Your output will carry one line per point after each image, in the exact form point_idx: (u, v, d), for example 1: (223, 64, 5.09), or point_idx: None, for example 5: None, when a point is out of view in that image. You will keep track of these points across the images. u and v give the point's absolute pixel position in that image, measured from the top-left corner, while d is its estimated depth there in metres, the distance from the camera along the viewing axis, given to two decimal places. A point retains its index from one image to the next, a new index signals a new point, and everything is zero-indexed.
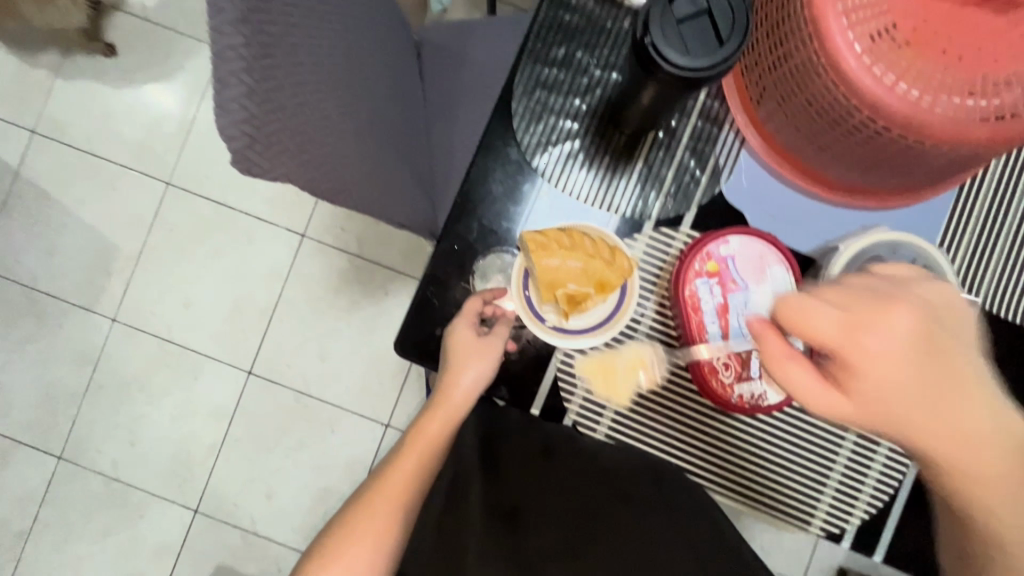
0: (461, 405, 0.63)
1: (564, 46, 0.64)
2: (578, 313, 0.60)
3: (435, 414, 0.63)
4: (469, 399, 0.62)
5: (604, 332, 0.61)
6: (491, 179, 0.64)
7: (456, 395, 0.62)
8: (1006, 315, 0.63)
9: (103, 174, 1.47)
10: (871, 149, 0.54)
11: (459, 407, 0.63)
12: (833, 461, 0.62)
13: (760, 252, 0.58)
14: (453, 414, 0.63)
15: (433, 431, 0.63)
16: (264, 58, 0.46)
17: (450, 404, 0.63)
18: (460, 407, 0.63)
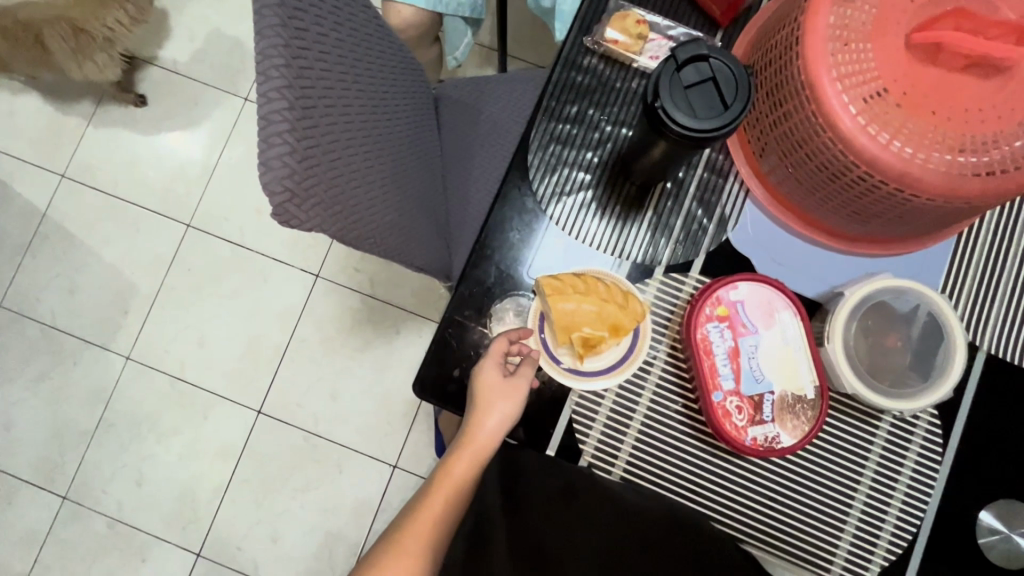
0: (486, 447, 0.64)
1: (577, 104, 0.68)
2: (594, 355, 0.63)
3: (461, 455, 0.65)
4: (495, 441, 0.63)
5: (618, 374, 0.63)
6: (508, 227, 0.67)
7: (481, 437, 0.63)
8: (1012, 359, 0.64)
9: (126, 216, 1.53)
10: (871, 201, 0.57)
11: (484, 449, 0.64)
12: (849, 506, 0.62)
13: (768, 297, 0.61)
14: (479, 455, 0.64)
15: (459, 473, 0.65)
16: (304, 119, 0.50)
17: (476, 446, 0.64)
18: (485, 448, 0.64)
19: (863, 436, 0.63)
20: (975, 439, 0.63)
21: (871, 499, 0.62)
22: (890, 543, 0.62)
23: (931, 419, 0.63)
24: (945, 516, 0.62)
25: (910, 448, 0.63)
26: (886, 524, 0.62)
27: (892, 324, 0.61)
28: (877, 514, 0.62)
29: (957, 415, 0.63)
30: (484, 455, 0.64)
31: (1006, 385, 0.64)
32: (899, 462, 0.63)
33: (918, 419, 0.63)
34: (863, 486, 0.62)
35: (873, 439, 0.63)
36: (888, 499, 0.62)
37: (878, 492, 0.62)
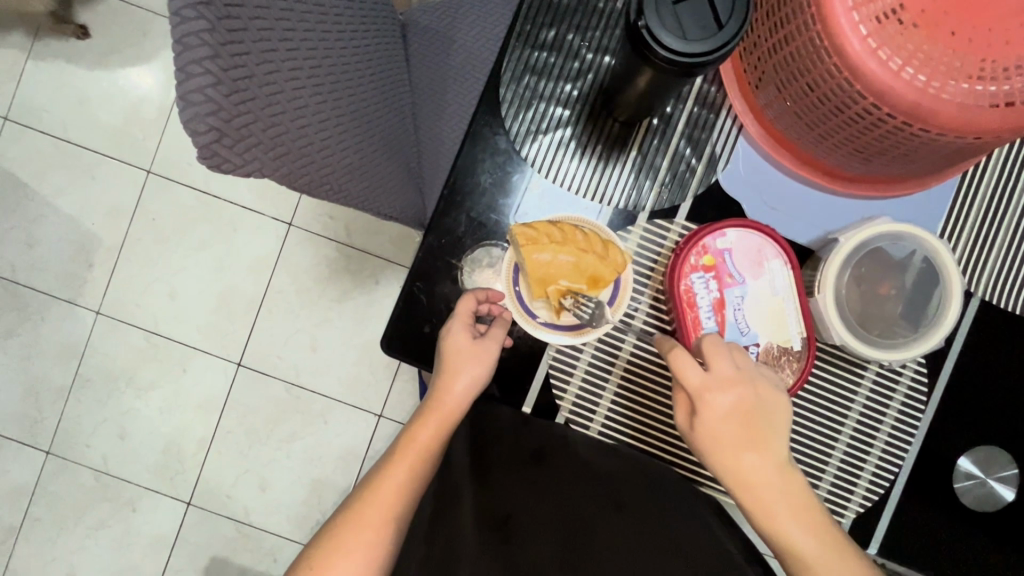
0: (455, 411, 0.60)
1: (554, 28, 0.61)
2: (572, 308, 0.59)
3: (427, 420, 0.60)
4: (464, 404, 0.60)
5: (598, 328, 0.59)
6: (480, 170, 0.61)
7: (450, 401, 0.59)
8: (1005, 305, 0.62)
9: (81, 162, 1.42)
10: (875, 138, 0.51)
11: (454, 413, 0.60)
12: (829, 455, 0.61)
13: (758, 244, 0.56)
14: (447, 421, 0.60)
15: (425, 440, 0.59)
16: (232, 44, 0.43)
17: (444, 409, 0.60)
18: (453, 413, 0.60)
19: (847, 387, 0.61)
20: (960, 386, 0.62)
21: (852, 447, 0.61)
22: (868, 489, 0.62)
23: (918, 367, 0.61)
24: (924, 462, 0.62)
25: (893, 398, 0.61)
26: (865, 471, 0.62)
27: (887, 271, 0.57)
28: (857, 462, 0.62)
29: (944, 364, 0.62)
30: (452, 421, 0.60)
31: (997, 332, 0.62)
32: (883, 410, 0.61)
33: (904, 368, 0.61)
34: (845, 435, 0.61)
35: (856, 390, 0.61)
36: (870, 446, 0.62)
37: (858, 442, 0.61)
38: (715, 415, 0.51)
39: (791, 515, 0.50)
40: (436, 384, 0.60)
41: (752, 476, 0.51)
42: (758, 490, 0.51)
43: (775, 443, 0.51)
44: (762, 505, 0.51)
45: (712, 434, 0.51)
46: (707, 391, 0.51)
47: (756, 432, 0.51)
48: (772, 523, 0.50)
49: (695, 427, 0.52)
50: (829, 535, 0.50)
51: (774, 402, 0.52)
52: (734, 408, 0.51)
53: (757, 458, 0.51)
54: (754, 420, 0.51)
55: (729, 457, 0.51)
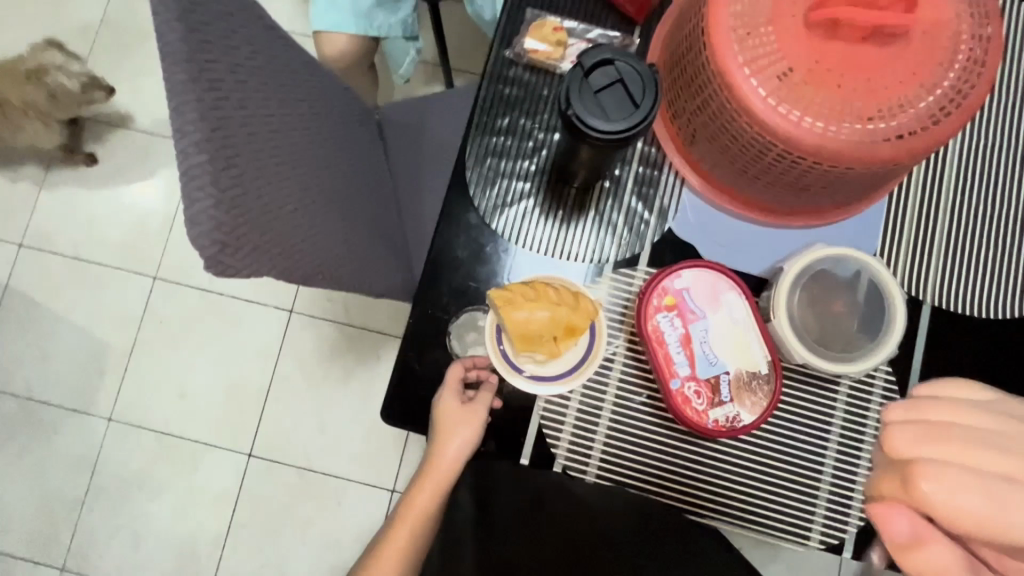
0: (448, 474, 0.67)
1: (507, 115, 0.69)
2: (555, 358, 0.64)
3: (426, 480, 0.67)
4: (456, 467, 0.66)
5: (582, 375, 0.64)
6: (456, 246, 0.68)
7: (444, 463, 0.66)
8: (954, 308, 0.67)
9: (91, 277, 1.51)
10: (796, 175, 0.58)
11: (448, 475, 0.67)
12: (820, 472, 0.64)
13: (711, 281, 0.61)
14: (443, 482, 0.67)
15: (424, 500, 0.67)
16: (229, 168, 0.50)
17: (439, 473, 0.67)
18: (448, 475, 0.67)
19: (825, 402, 0.64)
20: None
21: (841, 461, 0.64)
22: (864, 503, 0.63)
23: (887, 375, 0.65)
24: None
25: (870, 408, 0.64)
26: (859, 482, 0.64)
27: (835, 290, 0.62)
28: (848, 476, 0.64)
29: (911, 369, 0.65)
30: (447, 481, 0.67)
31: (952, 334, 0.66)
32: (863, 422, 0.64)
33: (875, 377, 0.65)
34: (832, 450, 0.64)
35: (834, 403, 0.64)
36: (857, 459, 0.64)
37: (846, 455, 0.64)
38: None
39: None
40: (430, 450, 0.67)
41: None
42: None
43: None
44: None
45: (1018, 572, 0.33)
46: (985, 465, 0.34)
47: None
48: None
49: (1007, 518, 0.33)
50: None
51: None
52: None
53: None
54: None
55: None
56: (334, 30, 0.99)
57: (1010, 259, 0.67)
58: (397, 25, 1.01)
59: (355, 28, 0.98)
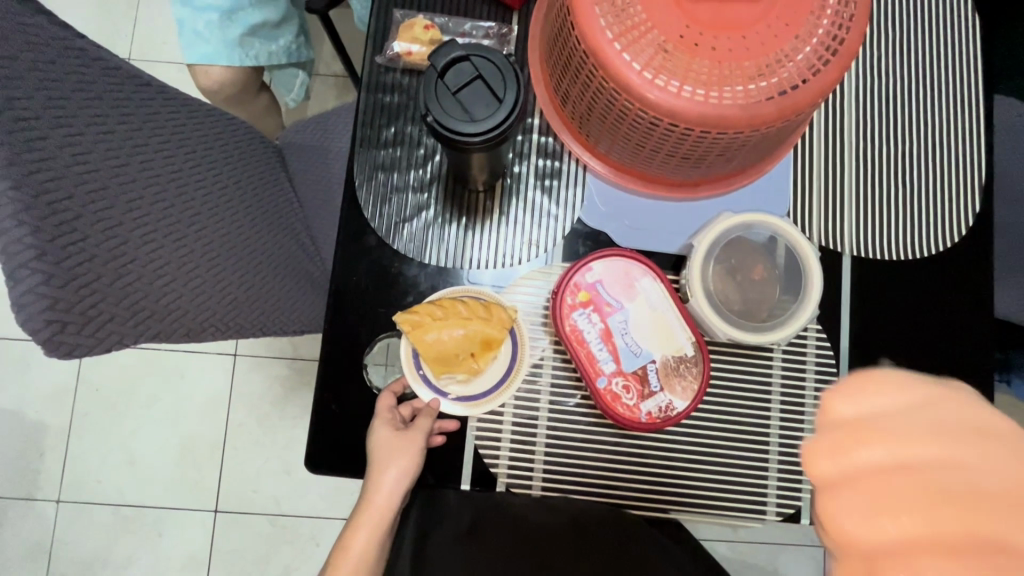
0: (385, 511, 0.60)
1: (391, 125, 0.65)
2: (480, 374, 0.61)
3: (362, 520, 0.60)
4: (395, 501, 0.59)
5: (510, 387, 0.62)
6: (359, 272, 0.63)
7: (381, 497, 0.59)
8: (874, 255, 0.65)
9: (11, 354, 1.41)
10: (690, 146, 0.56)
11: (384, 513, 0.60)
12: (767, 443, 0.62)
13: (623, 268, 0.58)
14: (381, 520, 0.60)
15: (360, 544, 0.59)
16: (64, 236, 0.45)
17: (375, 510, 0.60)
18: (384, 513, 0.60)
19: (762, 371, 0.62)
20: (862, 341, 0.64)
21: (786, 429, 0.62)
22: None
23: (818, 333, 0.64)
24: None
25: (807, 370, 0.63)
26: None
27: (751, 256, 0.60)
28: (796, 443, 0.62)
29: (840, 324, 0.64)
30: (385, 518, 0.60)
31: (876, 281, 0.65)
32: (802, 385, 0.63)
33: (807, 336, 0.64)
34: (776, 419, 0.62)
35: (770, 372, 0.63)
36: (802, 423, 0.62)
37: (790, 422, 0.62)
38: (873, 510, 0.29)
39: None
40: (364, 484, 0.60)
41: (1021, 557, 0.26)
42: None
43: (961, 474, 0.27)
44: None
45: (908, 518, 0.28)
46: (908, 528, 0.26)
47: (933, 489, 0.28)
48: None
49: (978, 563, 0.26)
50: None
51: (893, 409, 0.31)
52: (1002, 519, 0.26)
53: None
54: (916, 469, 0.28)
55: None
56: (204, 62, 0.96)
57: (922, 196, 0.67)
58: (277, 52, 1.02)
59: (228, 59, 0.96)
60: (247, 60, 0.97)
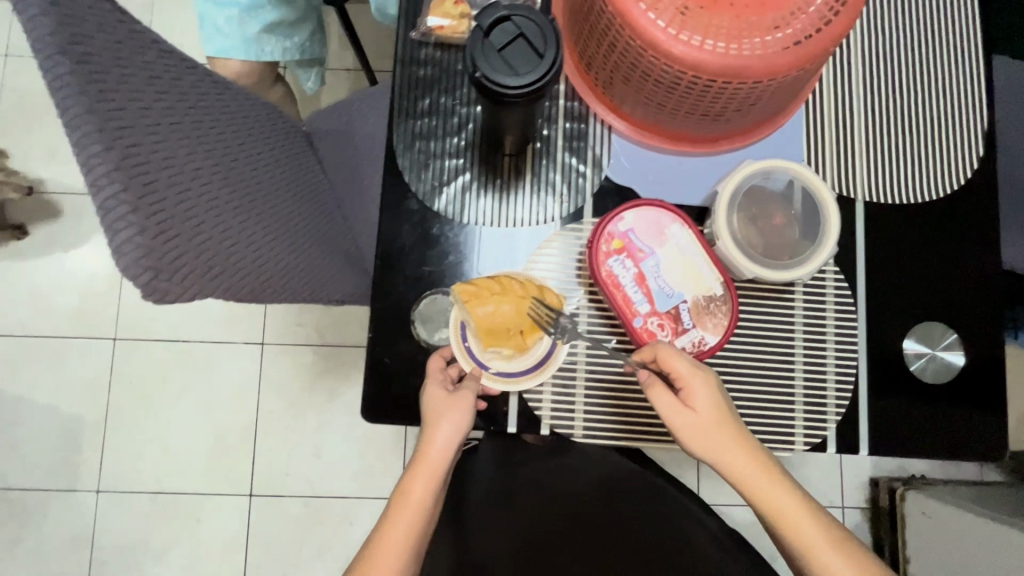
0: (440, 465, 0.61)
1: (427, 97, 0.69)
2: (522, 354, 0.64)
3: (416, 474, 0.61)
4: (449, 456, 0.62)
5: (547, 371, 0.65)
6: (403, 234, 0.68)
7: (436, 451, 0.61)
8: (884, 200, 0.70)
9: (47, 351, 1.45)
10: (711, 101, 0.60)
11: (441, 466, 0.61)
12: (792, 378, 0.66)
13: (654, 216, 0.62)
14: (436, 472, 0.61)
15: (418, 496, 0.60)
16: (148, 195, 0.49)
17: (431, 465, 0.61)
18: (440, 466, 0.61)
19: (784, 311, 0.67)
20: (877, 280, 0.68)
21: (810, 364, 0.66)
22: (838, 398, 0.66)
23: (836, 273, 0.68)
24: (875, 355, 0.67)
25: (827, 307, 0.67)
26: (830, 380, 0.66)
27: (771, 203, 0.64)
28: (819, 376, 0.66)
29: (856, 265, 0.68)
30: (441, 471, 0.61)
31: (888, 225, 0.69)
32: (823, 322, 0.67)
33: (826, 277, 0.68)
34: (800, 355, 0.66)
35: (793, 311, 0.67)
36: (824, 358, 0.67)
37: (813, 357, 0.66)
38: (683, 414, 0.58)
39: (773, 487, 0.57)
40: (418, 441, 0.62)
41: (736, 461, 0.58)
42: (730, 460, 0.58)
43: (716, 419, 0.58)
44: (754, 483, 0.58)
45: (709, 422, 0.58)
46: (673, 415, 0.58)
47: (709, 423, 0.58)
48: (776, 510, 0.57)
49: (695, 413, 0.58)
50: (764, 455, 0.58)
51: (706, 379, 0.58)
52: (714, 395, 0.58)
53: (741, 433, 0.58)
54: (699, 404, 0.58)
55: (716, 435, 0.58)
56: (223, 55, 1.01)
57: (928, 145, 0.71)
58: (291, 47, 1.06)
59: (246, 53, 1.01)
60: (263, 56, 1.02)
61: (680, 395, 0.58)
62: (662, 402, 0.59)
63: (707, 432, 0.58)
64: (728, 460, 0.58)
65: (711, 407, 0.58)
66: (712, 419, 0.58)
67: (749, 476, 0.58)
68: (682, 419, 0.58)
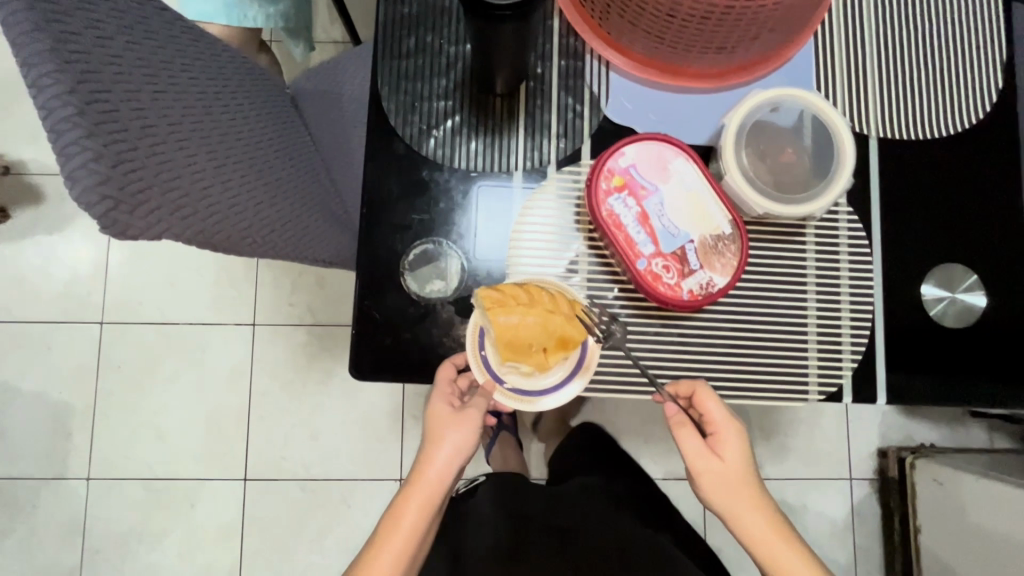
0: (436, 488, 0.63)
1: (412, 36, 0.65)
2: (542, 372, 0.59)
3: (411, 495, 0.63)
4: (446, 479, 0.63)
5: (562, 396, 0.60)
6: (390, 182, 0.64)
7: (433, 472, 0.63)
8: (898, 136, 0.66)
9: (32, 336, 1.41)
10: (715, 28, 0.56)
11: (436, 489, 0.63)
12: (805, 323, 0.62)
13: (656, 151, 0.58)
14: (431, 495, 0.63)
15: (409, 518, 0.62)
16: (107, 123, 0.45)
17: (426, 486, 0.63)
18: (435, 489, 0.63)
19: (794, 255, 0.63)
20: (892, 220, 0.65)
21: (823, 309, 0.63)
22: (853, 345, 0.63)
23: (850, 214, 0.64)
24: (892, 299, 0.64)
25: (840, 249, 0.64)
26: (845, 326, 0.63)
27: (782, 138, 0.60)
28: (833, 323, 0.63)
29: (871, 206, 0.65)
30: (435, 494, 0.63)
31: (903, 163, 0.66)
32: (836, 266, 0.63)
33: (839, 219, 0.64)
34: (813, 301, 0.63)
35: (804, 254, 0.63)
36: (839, 303, 0.63)
37: (826, 302, 0.63)
38: (707, 459, 0.61)
39: (783, 545, 0.60)
40: (417, 460, 0.64)
41: (749, 515, 0.61)
42: (744, 512, 0.61)
43: (737, 471, 0.61)
44: (764, 539, 0.61)
45: (729, 469, 0.61)
46: (697, 458, 0.62)
47: (729, 473, 0.61)
48: (781, 568, 0.60)
49: (720, 460, 0.61)
50: (776, 515, 0.61)
51: (737, 432, 0.61)
52: (741, 447, 0.61)
53: (758, 488, 0.62)
54: (723, 453, 0.61)
55: (735, 486, 0.61)
56: (202, 20, 0.96)
57: (944, 78, 0.67)
58: (277, 16, 0.99)
59: (227, 19, 0.95)
60: (246, 21, 0.96)
61: (707, 441, 0.62)
62: (689, 446, 0.62)
63: (726, 480, 0.61)
64: (742, 512, 0.61)
65: (735, 458, 0.61)
66: (734, 469, 0.61)
67: (759, 532, 0.61)
68: (705, 465, 0.61)
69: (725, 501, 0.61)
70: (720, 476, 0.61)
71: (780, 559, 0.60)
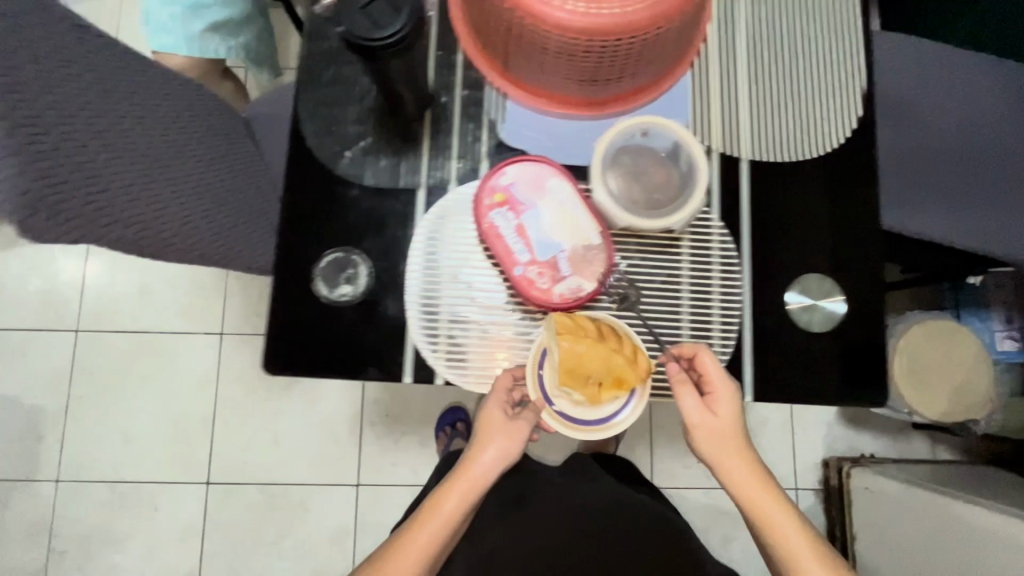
0: (481, 480, 0.69)
1: (331, 68, 0.73)
2: (591, 406, 0.63)
3: (456, 482, 0.69)
4: (489, 474, 0.69)
5: (609, 428, 0.63)
6: (307, 196, 0.71)
7: (479, 467, 0.69)
8: (767, 158, 0.73)
9: (11, 342, 1.48)
10: (583, 62, 0.62)
11: (479, 483, 0.69)
12: (679, 326, 0.69)
13: (534, 171, 0.65)
14: (476, 484, 0.69)
15: (451, 502, 0.69)
16: (35, 144, 0.53)
17: (471, 478, 0.69)
18: (478, 481, 0.69)
19: (669, 264, 0.69)
20: (761, 233, 0.71)
21: (696, 313, 0.69)
22: (723, 346, 0.69)
23: (722, 227, 0.71)
24: (760, 305, 0.70)
25: (712, 259, 0.70)
26: (715, 329, 0.69)
27: (651, 158, 0.67)
28: (705, 325, 0.69)
29: (741, 220, 0.72)
30: (479, 486, 0.69)
31: (772, 182, 0.73)
32: (708, 274, 0.70)
33: (712, 232, 0.71)
34: (686, 305, 0.69)
35: (679, 264, 0.70)
36: (710, 308, 0.69)
37: (698, 307, 0.69)
38: (707, 416, 0.65)
39: (763, 488, 0.67)
40: (468, 451, 0.70)
41: (733, 464, 0.67)
42: (730, 463, 0.67)
43: (730, 427, 0.66)
44: (745, 484, 0.67)
45: (723, 424, 0.65)
46: (694, 416, 0.65)
47: (724, 429, 0.66)
48: (760, 508, 0.67)
49: (715, 415, 0.65)
50: (757, 463, 0.68)
51: (731, 391, 0.65)
52: (734, 406, 0.65)
53: (744, 440, 0.67)
54: (722, 411, 0.65)
55: (726, 440, 0.66)
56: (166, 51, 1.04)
57: (810, 106, 0.74)
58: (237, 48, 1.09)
59: (189, 50, 1.04)
60: (208, 53, 1.05)
61: (704, 400, 0.65)
62: (688, 403, 0.65)
63: (719, 435, 0.66)
64: (728, 461, 0.67)
65: (729, 416, 0.65)
66: (727, 425, 0.66)
67: (744, 477, 0.67)
68: (704, 421, 0.65)
69: (715, 452, 0.67)
70: (713, 431, 0.66)
71: (760, 500, 0.67)
